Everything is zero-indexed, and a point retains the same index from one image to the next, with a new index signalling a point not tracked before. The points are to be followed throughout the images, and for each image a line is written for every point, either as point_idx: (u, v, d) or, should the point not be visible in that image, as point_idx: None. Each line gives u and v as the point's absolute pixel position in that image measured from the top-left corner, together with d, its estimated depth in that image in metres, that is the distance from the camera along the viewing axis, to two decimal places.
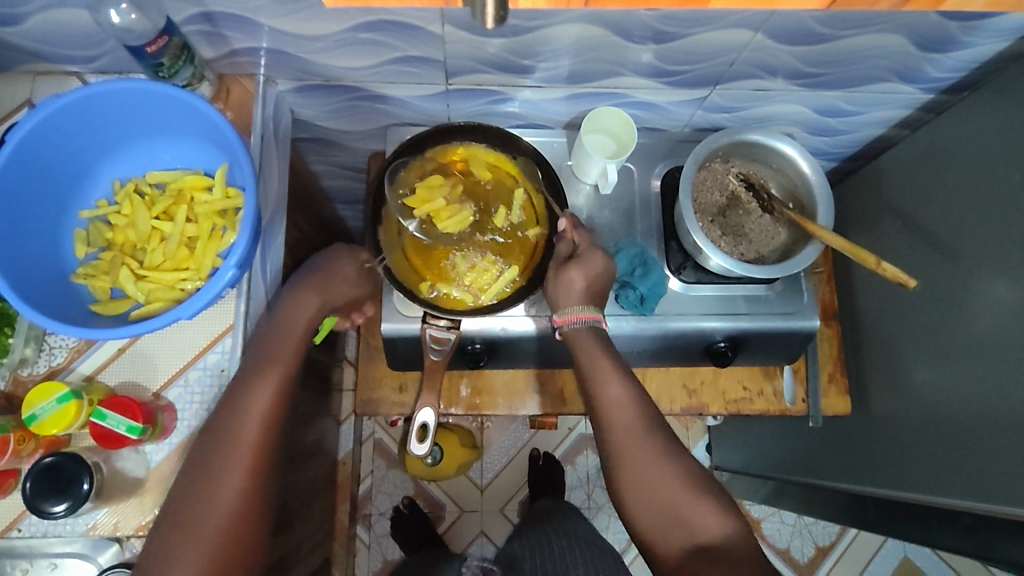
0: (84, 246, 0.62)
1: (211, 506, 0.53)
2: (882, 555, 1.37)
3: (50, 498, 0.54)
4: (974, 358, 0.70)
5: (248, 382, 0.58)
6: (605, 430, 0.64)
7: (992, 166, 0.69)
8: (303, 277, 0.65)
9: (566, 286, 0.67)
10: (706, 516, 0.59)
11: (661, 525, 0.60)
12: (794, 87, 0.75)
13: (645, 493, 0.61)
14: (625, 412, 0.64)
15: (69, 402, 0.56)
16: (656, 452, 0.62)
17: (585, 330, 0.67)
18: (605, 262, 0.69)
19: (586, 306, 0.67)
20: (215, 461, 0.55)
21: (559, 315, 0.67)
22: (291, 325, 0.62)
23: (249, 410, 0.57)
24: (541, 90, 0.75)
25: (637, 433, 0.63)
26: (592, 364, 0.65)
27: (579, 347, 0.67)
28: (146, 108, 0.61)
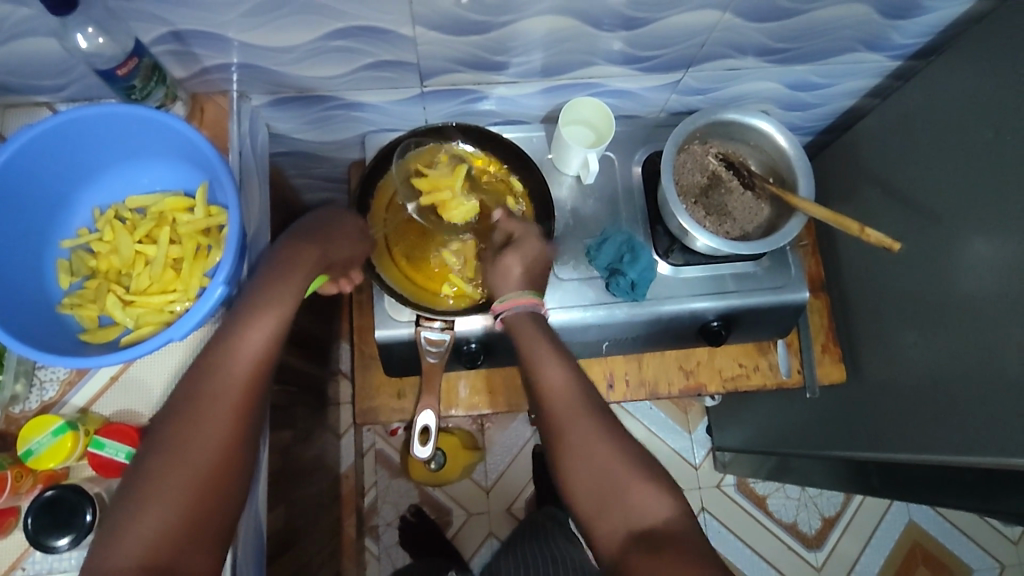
0: (68, 276, 0.61)
1: (198, 441, 0.52)
2: (887, 520, 1.39)
3: (53, 533, 0.53)
4: (963, 315, 0.71)
5: (242, 319, 0.56)
6: (547, 413, 0.62)
7: (964, 126, 0.70)
8: (298, 231, 0.61)
9: (503, 272, 0.66)
10: (646, 499, 0.56)
11: (602, 509, 0.57)
12: (765, 64, 0.76)
13: (585, 476, 0.58)
14: (564, 396, 0.62)
15: (64, 434, 0.55)
16: (594, 430, 0.60)
17: (525, 317, 0.65)
18: (543, 249, 0.68)
19: (525, 290, 0.66)
20: (205, 397, 0.53)
21: (500, 301, 0.66)
22: (288, 268, 0.58)
23: (242, 348, 0.55)
24: (515, 86, 0.75)
25: (577, 414, 0.61)
26: (530, 352, 0.64)
27: (520, 334, 0.65)
28: (122, 132, 0.61)
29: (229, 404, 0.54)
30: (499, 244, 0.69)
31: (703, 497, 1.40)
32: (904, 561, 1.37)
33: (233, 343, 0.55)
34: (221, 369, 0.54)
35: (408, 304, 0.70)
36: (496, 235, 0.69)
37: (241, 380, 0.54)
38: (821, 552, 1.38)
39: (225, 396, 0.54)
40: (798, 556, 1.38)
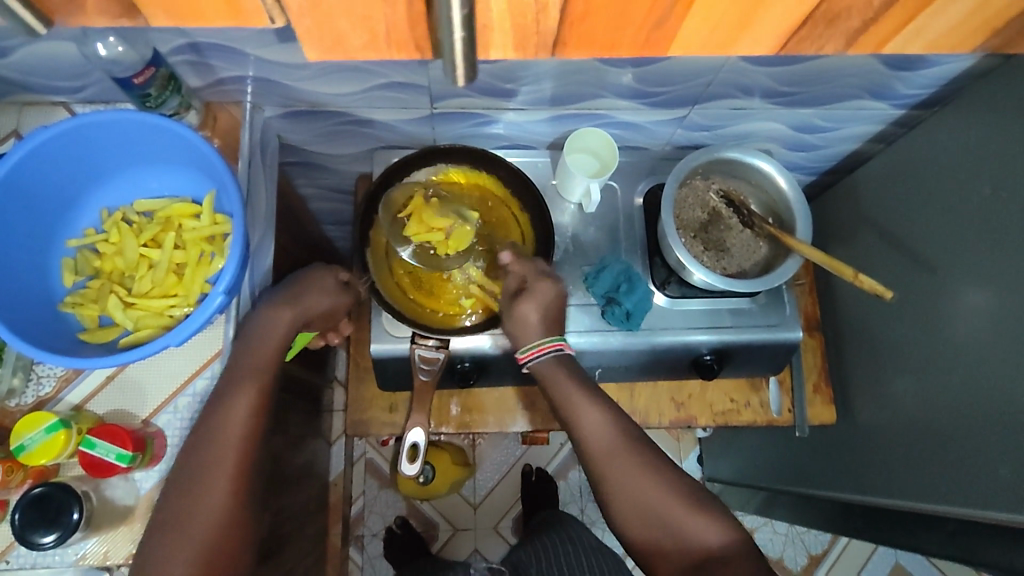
0: (72, 274, 0.62)
1: (201, 515, 0.55)
2: (874, 561, 1.38)
3: (39, 530, 0.53)
4: (955, 367, 0.71)
5: (225, 393, 0.59)
6: (588, 454, 0.66)
7: (964, 179, 0.71)
8: (276, 292, 0.65)
9: (522, 320, 0.67)
10: (701, 527, 0.62)
11: (659, 543, 0.63)
12: (769, 105, 0.78)
13: (638, 518, 0.63)
14: (604, 436, 0.65)
15: (58, 432, 0.55)
16: (636, 467, 0.64)
17: (550, 359, 0.67)
18: (558, 290, 0.68)
19: (548, 337, 0.67)
20: (200, 471, 0.56)
21: (523, 351, 0.67)
22: (265, 334, 0.62)
23: (229, 420, 0.58)
24: (524, 113, 0.76)
25: (618, 451, 0.65)
26: (563, 397, 0.66)
27: (550, 379, 0.67)
28: (134, 137, 0.62)
29: (227, 473, 0.56)
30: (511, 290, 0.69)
31: None
32: None
33: (221, 417, 0.58)
34: (213, 441, 0.57)
35: (406, 321, 0.71)
36: (509, 281, 0.69)
37: (234, 449, 0.57)
38: None
39: (218, 469, 0.56)
40: None
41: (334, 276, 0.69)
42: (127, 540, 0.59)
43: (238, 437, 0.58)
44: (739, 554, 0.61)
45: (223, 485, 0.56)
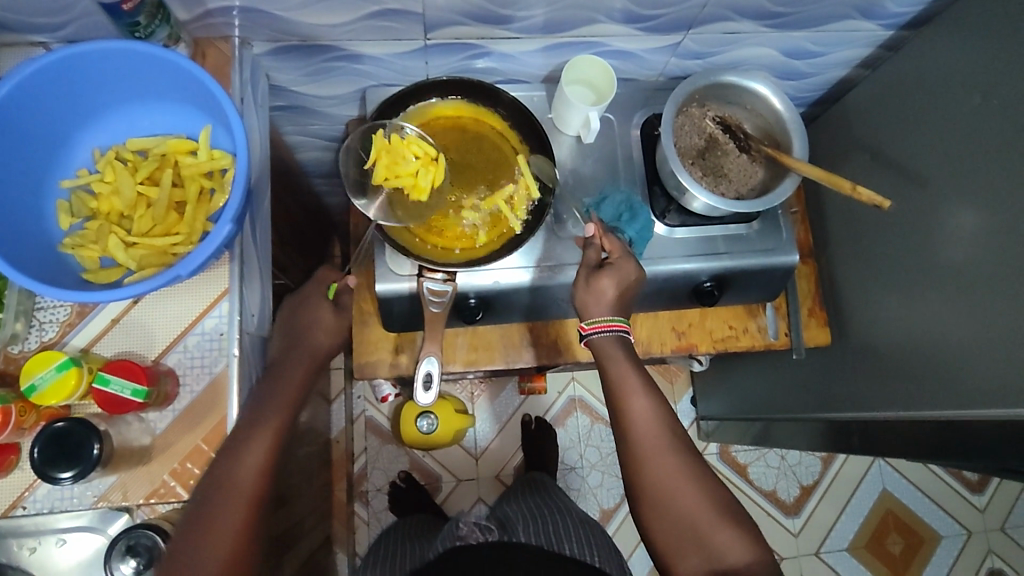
0: (68, 216, 0.61)
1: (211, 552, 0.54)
2: (863, 486, 1.44)
3: (59, 466, 0.52)
4: (948, 278, 0.74)
5: (243, 434, 0.58)
6: (633, 439, 0.68)
7: (953, 94, 0.73)
8: (287, 343, 0.69)
9: (598, 294, 0.70)
10: (726, 542, 0.64)
11: (684, 547, 0.65)
12: (762, 28, 0.78)
13: (668, 513, 0.66)
14: (650, 427, 0.68)
15: (69, 370, 0.54)
16: (679, 467, 0.67)
17: (613, 338, 0.70)
18: (638, 271, 0.71)
19: (615, 317, 0.70)
20: (215, 507, 0.55)
21: (588, 323, 0.70)
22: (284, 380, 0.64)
23: (246, 457, 0.57)
24: (518, 42, 0.76)
25: (661, 447, 0.67)
26: (621, 385, 0.69)
27: (607, 357, 0.70)
28: (125, 71, 0.60)
29: (239, 507, 0.56)
30: (593, 263, 0.73)
31: None
32: (878, 527, 1.43)
33: (239, 456, 0.57)
34: (231, 475, 0.56)
35: (411, 256, 0.70)
36: (590, 254, 0.73)
37: (249, 490, 0.56)
38: (799, 519, 1.42)
39: (233, 507, 0.55)
40: (776, 522, 1.42)
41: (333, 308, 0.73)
42: (146, 479, 0.59)
43: (254, 479, 0.57)
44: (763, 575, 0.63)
45: (235, 525, 0.55)
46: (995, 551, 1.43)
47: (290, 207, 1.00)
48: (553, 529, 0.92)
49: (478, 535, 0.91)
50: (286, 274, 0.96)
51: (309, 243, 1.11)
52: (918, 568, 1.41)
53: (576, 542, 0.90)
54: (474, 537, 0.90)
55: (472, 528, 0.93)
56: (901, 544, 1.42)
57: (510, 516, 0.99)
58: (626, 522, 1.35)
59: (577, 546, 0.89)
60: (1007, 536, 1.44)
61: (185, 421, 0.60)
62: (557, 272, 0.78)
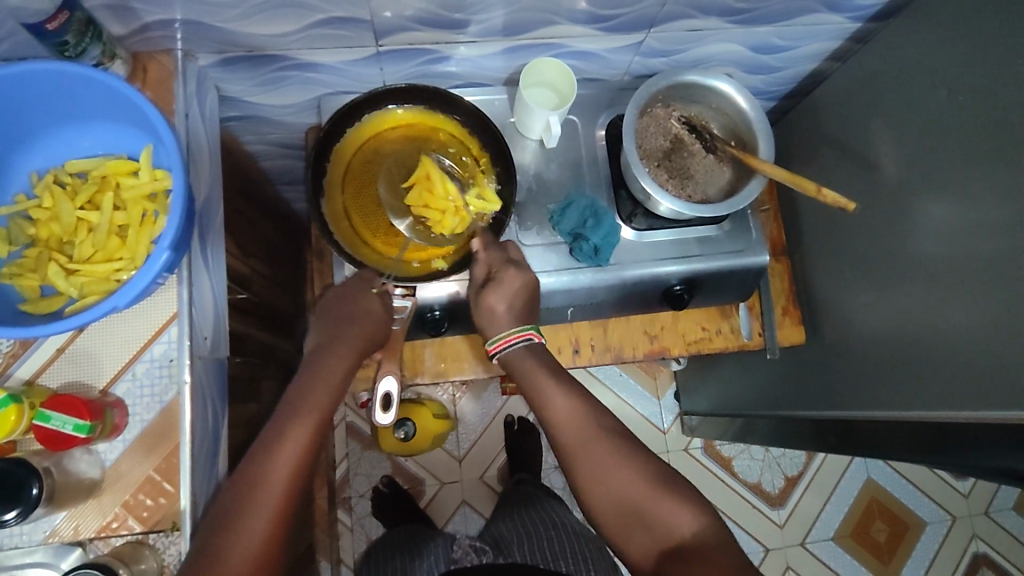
0: (6, 244, 0.58)
1: (240, 550, 0.54)
2: (848, 476, 1.45)
3: (0, 508, 0.51)
4: (919, 276, 0.73)
5: (280, 431, 0.59)
6: (558, 432, 0.66)
7: (922, 88, 0.71)
8: (331, 334, 0.68)
9: (489, 313, 0.70)
10: (671, 515, 0.62)
11: (630, 529, 0.63)
12: (726, 25, 0.76)
13: (612, 499, 0.63)
14: (574, 423, 0.66)
15: (7, 407, 0.53)
16: (609, 450, 0.64)
17: (519, 350, 0.69)
18: (524, 279, 0.70)
19: (517, 327, 0.69)
20: (242, 508, 0.55)
21: (491, 343, 0.69)
22: (328, 375, 0.65)
23: (281, 455, 0.58)
24: (475, 46, 0.73)
25: (588, 435, 0.65)
26: (531, 384, 0.67)
27: (517, 367, 0.69)
28: (58, 92, 0.58)
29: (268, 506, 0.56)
30: (479, 280, 0.71)
31: (671, 460, 1.43)
32: (863, 516, 1.43)
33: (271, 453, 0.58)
34: (264, 471, 0.57)
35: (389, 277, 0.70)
36: (476, 271, 0.71)
37: (281, 487, 0.57)
38: (784, 510, 1.43)
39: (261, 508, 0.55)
40: (761, 514, 1.42)
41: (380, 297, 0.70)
42: (97, 513, 0.57)
43: (285, 479, 0.57)
44: (712, 542, 0.61)
45: (264, 526, 0.55)
46: (980, 535, 1.43)
47: (254, 217, 0.98)
48: (547, 547, 0.90)
49: (472, 557, 0.90)
50: (251, 287, 0.94)
51: (277, 252, 1.09)
52: (903, 555, 1.42)
53: (571, 560, 0.88)
54: (468, 559, 0.89)
55: (465, 549, 0.92)
56: (886, 532, 1.43)
57: (504, 535, 0.98)
58: None
59: (572, 564, 0.87)
60: (990, 520, 1.44)
61: (137, 451, 0.59)
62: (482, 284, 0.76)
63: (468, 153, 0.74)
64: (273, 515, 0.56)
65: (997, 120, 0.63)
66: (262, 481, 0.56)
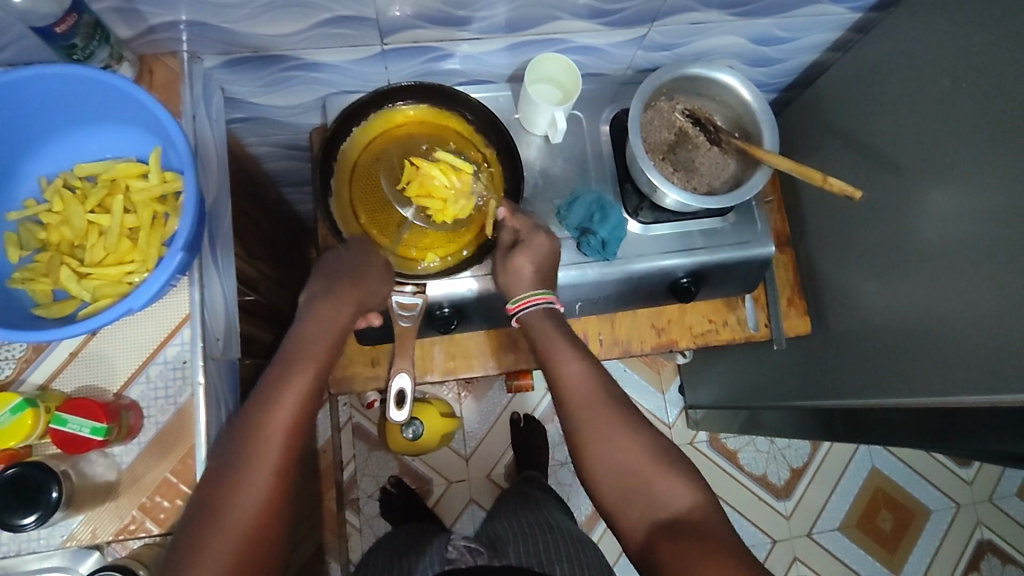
0: (17, 249, 0.58)
1: (245, 494, 0.52)
2: (853, 465, 1.45)
3: (19, 512, 0.51)
4: (924, 263, 0.73)
5: (279, 379, 0.57)
6: (567, 396, 0.64)
7: (924, 77, 0.72)
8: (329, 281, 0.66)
9: (515, 272, 0.68)
10: (671, 489, 0.59)
11: (625, 497, 0.60)
12: (728, 17, 0.76)
13: (608, 470, 0.61)
14: (583, 389, 0.64)
15: (24, 412, 0.53)
16: (616, 422, 0.62)
17: (540, 313, 0.68)
18: (550, 245, 0.70)
19: (539, 289, 0.68)
20: (242, 463, 0.53)
21: (512, 302, 0.68)
22: (320, 331, 0.62)
23: (281, 403, 0.56)
24: (480, 43, 0.74)
25: (597, 406, 0.63)
26: (546, 346, 0.66)
27: (534, 330, 0.68)
28: (67, 95, 0.58)
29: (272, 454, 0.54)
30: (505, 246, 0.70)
31: None
32: (868, 505, 1.44)
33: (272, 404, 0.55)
34: (265, 419, 0.55)
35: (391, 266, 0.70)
36: (503, 236, 0.70)
37: (283, 433, 0.55)
38: (790, 502, 1.43)
39: (262, 463, 0.53)
40: (768, 506, 1.43)
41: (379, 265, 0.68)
42: (115, 516, 0.57)
43: (289, 422, 0.55)
44: (705, 522, 0.57)
45: (267, 472, 0.53)
46: (984, 522, 1.44)
47: (260, 219, 0.98)
48: (543, 548, 0.89)
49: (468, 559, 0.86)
50: (257, 289, 0.94)
51: (282, 254, 1.09)
52: (909, 543, 1.43)
53: (566, 562, 0.87)
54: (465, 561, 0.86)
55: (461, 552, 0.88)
56: (891, 521, 1.43)
57: (502, 536, 0.95)
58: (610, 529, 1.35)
59: (567, 566, 0.86)
60: (995, 507, 1.45)
61: (153, 453, 0.59)
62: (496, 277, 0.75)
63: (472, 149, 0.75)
64: (279, 460, 0.54)
65: (1000, 107, 0.63)
66: (263, 425, 0.54)
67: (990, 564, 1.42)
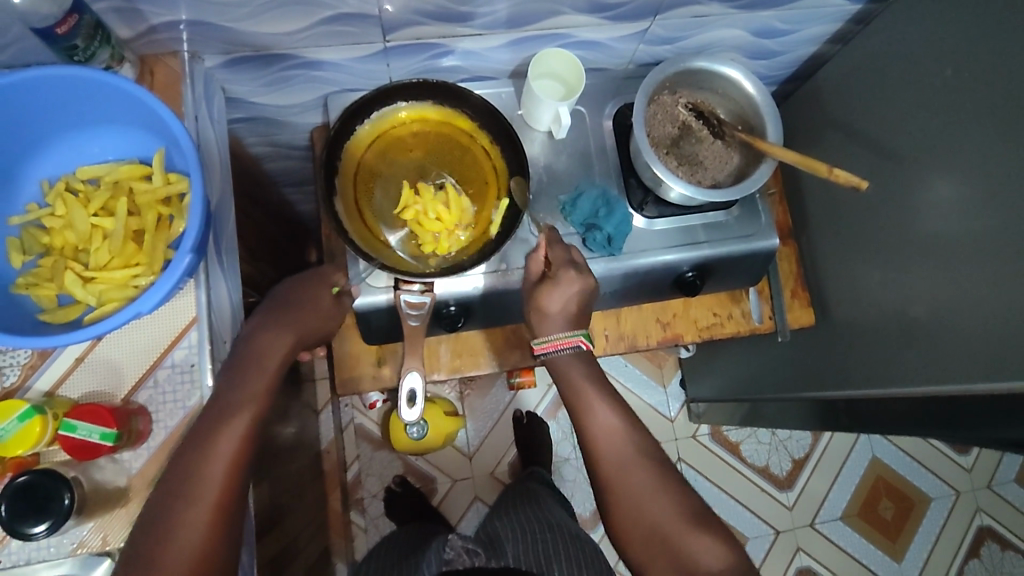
0: (20, 254, 0.58)
1: (182, 543, 0.51)
2: (854, 456, 1.46)
3: (29, 520, 0.50)
4: (927, 254, 0.74)
5: (215, 419, 0.55)
6: (598, 446, 0.67)
7: (926, 67, 0.72)
8: (269, 318, 0.66)
9: (542, 312, 0.71)
10: (702, 550, 0.61)
11: (652, 554, 0.62)
12: (729, 10, 0.76)
13: (636, 526, 0.63)
14: (614, 443, 0.67)
15: (32, 419, 0.52)
16: (646, 476, 0.64)
17: (569, 355, 0.71)
18: (582, 283, 0.70)
19: (573, 332, 0.70)
20: (179, 503, 0.52)
21: (541, 342, 0.70)
22: (263, 362, 0.61)
23: (218, 444, 0.54)
24: (482, 39, 0.73)
25: (630, 460, 0.65)
26: (578, 394, 0.69)
27: (568, 376, 0.70)
28: (68, 97, 0.57)
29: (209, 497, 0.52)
30: (536, 277, 0.72)
31: (679, 447, 1.45)
32: (869, 494, 1.45)
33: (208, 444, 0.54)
34: (199, 463, 0.53)
35: (378, 264, 0.68)
36: (533, 266, 0.72)
37: (220, 477, 0.53)
38: (792, 493, 1.44)
39: (201, 499, 0.52)
40: (770, 497, 1.44)
41: (329, 296, 0.72)
42: (125, 522, 0.57)
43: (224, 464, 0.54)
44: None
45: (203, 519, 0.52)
46: (984, 509, 1.45)
47: (261, 220, 0.98)
48: (543, 549, 0.88)
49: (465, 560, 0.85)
50: (260, 290, 0.94)
51: (282, 254, 1.08)
52: (910, 531, 1.44)
53: (565, 561, 0.86)
54: (462, 562, 0.84)
55: (459, 552, 0.87)
56: (892, 510, 1.44)
57: (500, 535, 0.95)
58: None
59: (566, 565, 0.85)
60: (994, 493, 1.46)
61: (161, 458, 0.58)
62: (514, 275, 0.76)
63: (475, 146, 0.75)
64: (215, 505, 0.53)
65: (1004, 97, 0.64)
66: (198, 469, 0.53)
67: (990, 550, 1.43)
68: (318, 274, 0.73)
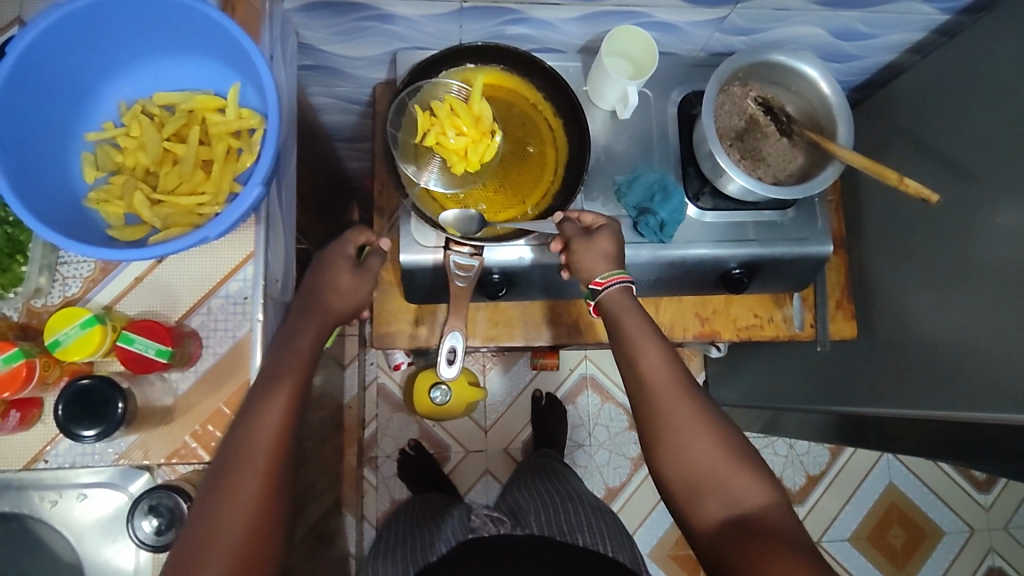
0: (93, 169, 0.59)
1: (234, 508, 0.52)
2: (870, 479, 1.44)
3: (83, 423, 0.54)
4: (985, 278, 0.72)
5: (261, 393, 0.56)
6: (643, 389, 0.64)
7: (1009, 87, 0.69)
8: (299, 300, 0.65)
9: (597, 251, 0.69)
10: (743, 486, 0.59)
11: (697, 497, 0.60)
12: (812, 6, 0.74)
13: (683, 463, 0.61)
14: (659, 375, 0.64)
15: (93, 328, 0.54)
16: (690, 415, 0.62)
17: (618, 291, 0.68)
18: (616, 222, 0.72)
19: (618, 268, 0.69)
20: (233, 470, 0.54)
21: (601, 277, 0.68)
22: (296, 344, 0.60)
23: (266, 417, 0.55)
24: (557, 9, 0.72)
25: (673, 398, 0.63)
26: (628, 337, 0.66)
27: (616, 311, 0.68)
28: (156, 17, 0.58)
29: (258, 464, 0.54)
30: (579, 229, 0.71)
31: None
32: (881, 519, 1.43)
33: (255, 417, 0.55)
34: (250, 435, 0.55)
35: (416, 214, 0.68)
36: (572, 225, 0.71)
37: (267, 449, 0.55)
38: (803, 507, 1.43)
39: (249, 469, 0.54)
40: None
41: (352, 270, 0.68)
42: (167, 440, 0.59)
43: (271, 434, 0.55)
44: (780, 520, 0.57)
45: (253, 486, 0.53)
46: (997, 549, 1.42)
47: (313, 170, 0.99)
48: (564, 518, 0.89)
49: (490, 527, 0.91)
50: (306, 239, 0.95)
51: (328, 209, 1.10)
52: (919, 561, 1.42)
53: (588, 531, 0.87)
54: (488, 528, 0.91)
55: (483, 520, 0.94)
56: (903, 538, 1.42)
57: (522, 505, 0.97)
58: (625, 508, 1.35)
59: (589, 535, 0.86)
60: (1009, 535, 1.43)
61: (207, 384, 0.60)
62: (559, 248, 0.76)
63: (541, 117, 0.76)
64: (265, 475, 0.54)
65: None
66: (247, 441, 0.54)
67: None
68: (341, 253, 0.69)
